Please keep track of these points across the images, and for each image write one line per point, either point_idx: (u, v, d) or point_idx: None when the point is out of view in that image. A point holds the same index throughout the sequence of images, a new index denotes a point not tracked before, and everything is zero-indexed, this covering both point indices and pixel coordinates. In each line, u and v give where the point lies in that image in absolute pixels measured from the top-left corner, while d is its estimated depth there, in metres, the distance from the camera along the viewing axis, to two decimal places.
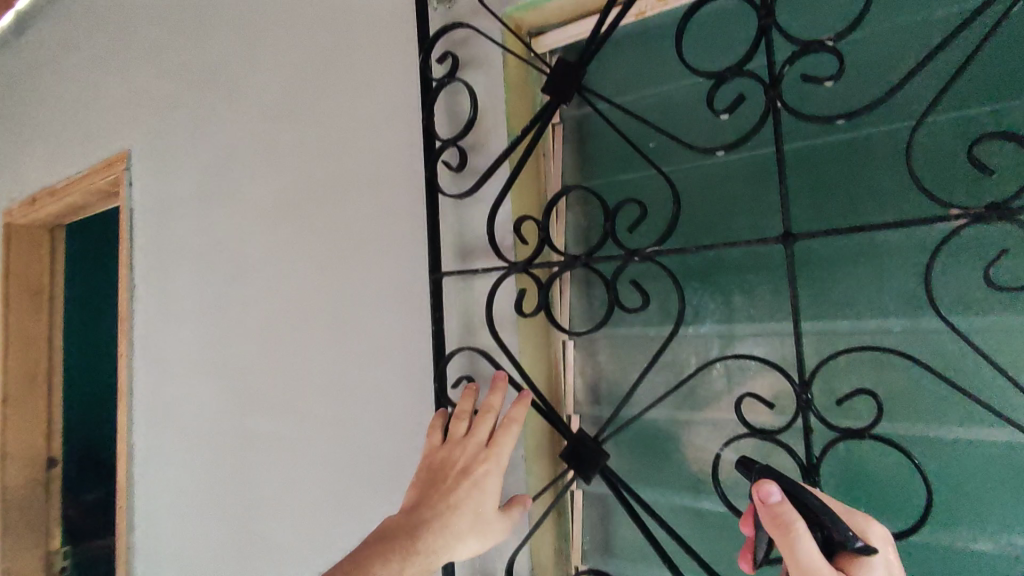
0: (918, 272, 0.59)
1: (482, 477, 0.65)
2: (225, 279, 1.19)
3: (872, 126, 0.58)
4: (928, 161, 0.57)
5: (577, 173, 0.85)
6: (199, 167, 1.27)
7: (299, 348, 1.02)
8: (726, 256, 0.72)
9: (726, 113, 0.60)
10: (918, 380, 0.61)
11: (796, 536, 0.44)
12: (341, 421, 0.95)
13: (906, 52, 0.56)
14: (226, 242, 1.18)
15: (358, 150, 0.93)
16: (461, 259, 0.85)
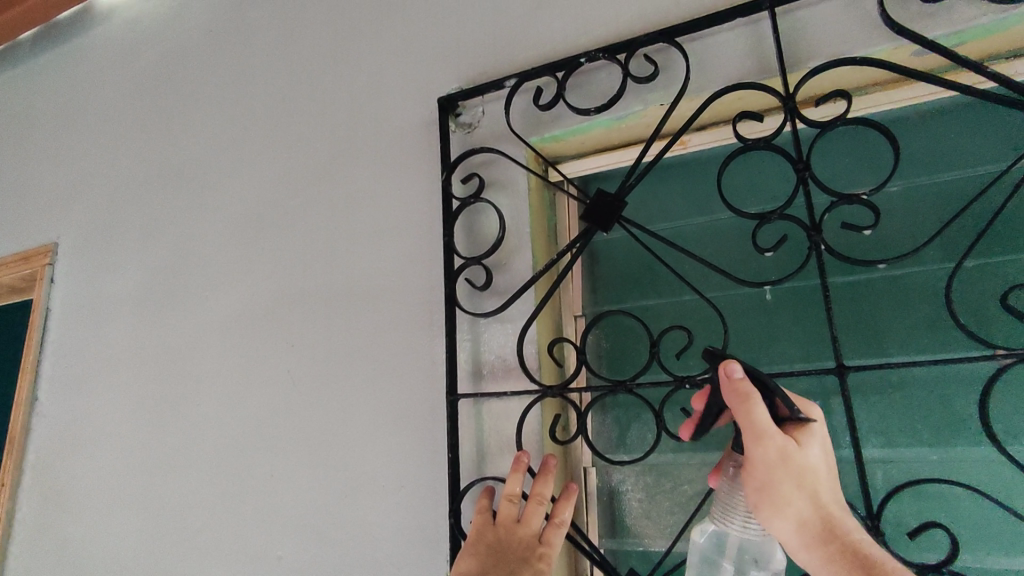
0: (964, 403, 0.60)
1: (543, 566, 0.62)
2: (169, 395, 1.02)
3: (907, 269, 0.63)
4: (967, 300, 0.60)
5: (600, 293, 0.82)
6: (143, 266, 1.13)
7: (271, 477, 0.89)
8: None
9: (771, 250, 0.63)
10: (989, 510, 0.58)
11: (750, 401, 0.50)
12: (323, 565, 0.82)
13: (933, 209, 0.62)
14: (180, 352, 1.03)
15: (364, 261, 0.89)
16: (475, 378, 0.80)
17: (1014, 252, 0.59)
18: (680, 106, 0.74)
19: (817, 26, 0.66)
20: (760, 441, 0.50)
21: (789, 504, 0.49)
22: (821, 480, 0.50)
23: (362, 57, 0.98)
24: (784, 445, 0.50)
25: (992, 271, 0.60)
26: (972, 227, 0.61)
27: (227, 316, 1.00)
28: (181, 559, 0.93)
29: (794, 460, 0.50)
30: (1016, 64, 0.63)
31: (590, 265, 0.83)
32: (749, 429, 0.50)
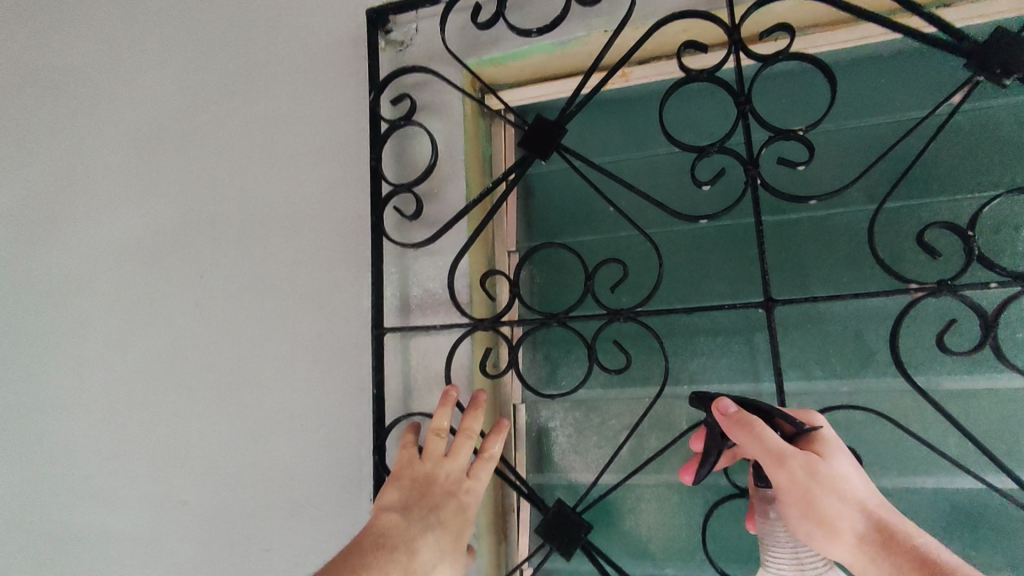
0: (873, 337, 0.64)
1: (468, 498, 0.60)
2: (53, 331, 0.91)
3: (835, 208, 0.64)
4: (887, 239, 0.62)
5: (536, 229, 0.80)
6: (16, 187, 0.98)
7: (174, 417, 0.82)
8: (694, 321, 0.70)
9: (708, 184, 0.62)
10: (888, 434, 0.62)
11: (756, 427, 0.50)
12: (234, 505, 0.77)
13: (865, 150, 0.63)
14: (64, 283, 0.92)
15: (281, 185, 0.82)
16: (403, 312, 0.76)
17: (933, 195, 0.61)
18: (625, 33, 0.71)
19: None
20: (782, 463, 0.49)
21: (838, 521, 0.48)
22: (857, 486, 0.49)
23: None
24: (807, 461, 0.49)
25: (913, 212, 0.62)
26: (897, 169, 0.63)
27: (122, 247, 0.89)
28: (72, 505, 0.85)
29: (821, 472, 0.49)
30: (950, 13, 0.64)
31: (525, 200, 0.80)
32: (767, 456, 0.49)
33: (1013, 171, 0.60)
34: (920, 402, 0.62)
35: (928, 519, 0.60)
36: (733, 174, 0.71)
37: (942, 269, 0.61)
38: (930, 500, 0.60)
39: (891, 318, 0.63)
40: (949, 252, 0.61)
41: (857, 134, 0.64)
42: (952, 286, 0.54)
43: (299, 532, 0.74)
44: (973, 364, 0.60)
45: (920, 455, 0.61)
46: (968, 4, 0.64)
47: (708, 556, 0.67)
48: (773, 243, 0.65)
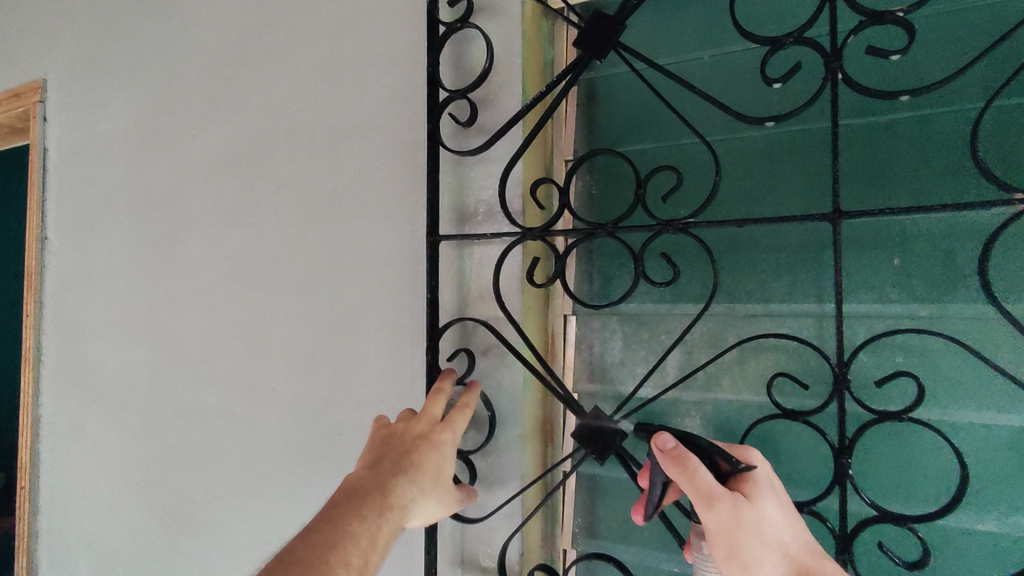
0: (958, 258, 0.56)
1: (442, 443, 0.63)
2: (165, 231, 1.02)
3: (934, 106, 0.55)
4: (991, 143, 0.53)
5: (593, 138, 0.76)
6: (134, 102, 1.08)
7: (263, 313, 0.91)
8: (756, 235, 0.65)
9: (779, 82, 0.56)
10: (963, 367, 0.56)
11: (693, 468, 0.49)
12: (312, 392, 0.86)
13: (980, 33, 0.53)
14: (172, 189, 1.02)
15: (348, 94, 0.83)
16: (459, 222, 0.77)
17: None
18: None
19: None
20: (712, 506, 0.49)
21: (760, 565, 0.49)
22: (780, 529, 0.50)
23: None
24: (737, 504, 0.49)
25: None
26: (1016, 57, 0.53)
27: (215, 158, 0.97)
28: (187, 383, 0.99)
29: (747, 517, 0.49)
30: None
31: (585, 106, 0.77)
32: (699, 497, 0.49)
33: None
34: (1008, 333, 0.55)
35: (1003, 458, 0.55)
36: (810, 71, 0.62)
37: None
38: (1008, 440, 0.55)
39: (984, 236, 0.55)
40: None
41: (968, 15, 0.53)
42: None
43: (365, 422, 0.81)
44: None
45: (1001, 391, 0.55)
46: None
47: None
48: (852, 148, 0.58)
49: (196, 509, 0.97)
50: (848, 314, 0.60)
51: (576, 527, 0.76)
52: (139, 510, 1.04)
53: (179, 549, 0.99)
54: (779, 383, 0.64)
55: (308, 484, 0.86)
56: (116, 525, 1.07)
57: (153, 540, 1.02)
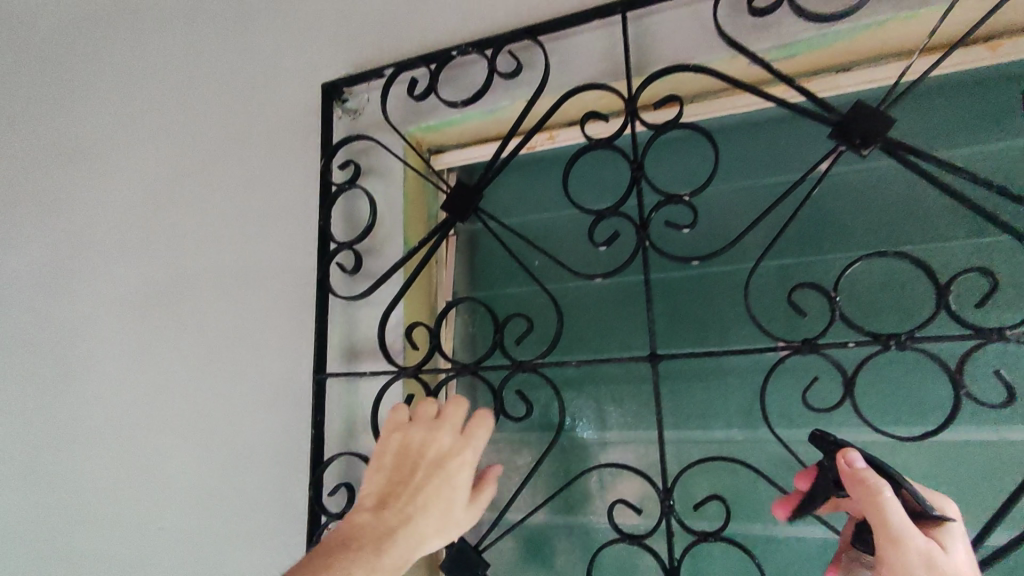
0: (752, 392, 0.67)
1: (456, 472, 0.59)
2: (49, 371, 1.01)
3: (716, 266, 0.70)
4: (760, 296, 0.67)
5: (467, 284, 0.86)
6: (30, 240, 1.10)
7: (149, 452, 0.90)
8: (599, 370, 0.74)
9: (603, 246, 0.67)
10: (760, 488, 0.66)
11: (885, 494, 0.45)
12: (195, 533, 0.84)
13: (741, 213, 0.69)
14: (62, 328, 1.02)
15: (246, 242, 0.91)
16: (347, 359, 0.83)
17: (801, 256, 0.67)
18: (542, 101, 0.78)
19: (667, 32, 0.71)
20: (899, 545, 0.43)
21: None
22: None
23: (255, 41, 0.99)
24: (931, 552, 0.43)
25: (786, 273, 0.67)
26: (770, 231, 0.68)
27: (113, 297, 0.99)
28: (60, 531, 0.94)
29: (939, 566, 0.43)
30: (842, 77, 0.69)
31: (459, 255, 0.87)
32: (885, 532, 0.44)
33: (888, 234, 0.64)
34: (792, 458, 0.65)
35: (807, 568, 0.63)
36: (628, 234, 0.75)
37: (809, 327, 0.65)
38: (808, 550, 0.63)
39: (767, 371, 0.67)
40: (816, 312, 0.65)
41: (730, 199, 0.70)
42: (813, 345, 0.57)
43: (247, 562, 0.81)
44: (836, 419, 0.63)
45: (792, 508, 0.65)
46: (861, 70, 0.68)
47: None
48: (661, 299, 0.71)
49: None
50: (673, 439, 0.70)
51: None
52: None
53: None
54: (623, 506, 0.72)
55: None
56: None
57: None
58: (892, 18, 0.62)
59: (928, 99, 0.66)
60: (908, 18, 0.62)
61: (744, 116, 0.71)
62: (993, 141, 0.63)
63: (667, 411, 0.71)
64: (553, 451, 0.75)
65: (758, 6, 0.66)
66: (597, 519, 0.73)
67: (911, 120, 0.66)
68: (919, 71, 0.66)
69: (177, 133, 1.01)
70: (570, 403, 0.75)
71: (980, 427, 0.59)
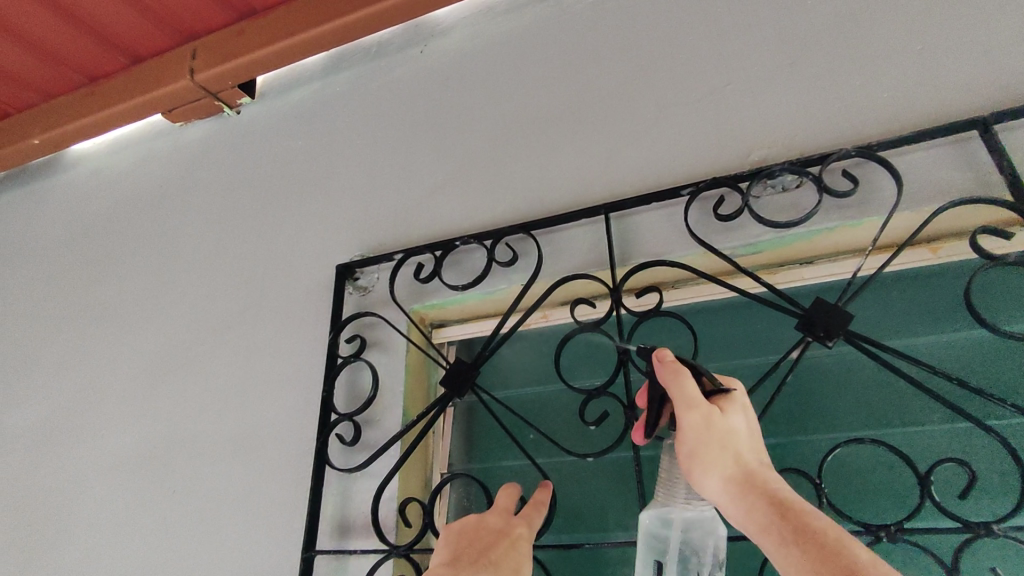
0: None
1: (520, 538, 0.61)
2: (46, 536, 1.01)
3: None
4: None
5: (465, 456, 0.87)
6: (50, 401, 1.15)
7: None
8: (595, 554, 0.73)
9: (593, 425, 0.70)
10: None
11: (681, 374, 0.57)
12: None
13: None
14: (65, 492, 1.03)
15: (252, 408, 0.94)
16: (337, 534, 0.81)
17: (788, 437, 0.69)
18: (537, 285, 0.85)
19: (645, 230, 0.80)
20: (689, 408, 0.55)
21: (713, 464, 0.53)
22: (746, 442, 0.55)
23: (283, 223, 1.11)
24: (712, 412, 0.56)
25: (774, 454, 0.69)
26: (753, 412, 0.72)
27: (118, 468, 1.00)
28: None
29: (718, 424, 0.55)
30: (805, 269, 0.77)
31: (456, 426, 0.89)
32: (680, 400, 0.56)
33: (862, 416, 0.67)
34: None
35: None
36: (617, 413, 0.79)
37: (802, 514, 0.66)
38: None
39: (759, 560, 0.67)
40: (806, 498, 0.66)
41: None
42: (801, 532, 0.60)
43: None
44: None
45: None
46: (821, 264, 0.76)
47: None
48: (654, 476, 0.73)
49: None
50: None
51: None
52: None
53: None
54: None
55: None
56: None
57: None
58: (840, 225, 0.71)
59: (885, 292, 0.73)
60: (853, 226, 0.71)
61: (720, 303, 0.79)
62: (948, 331, 0.69)
63: None
64: None
65: (721, 212, 0.76)
66: None
67: (871, 309, 0.73)
68: (874, 266, 0.74)
69: (203, 302, 1.09)
70: None
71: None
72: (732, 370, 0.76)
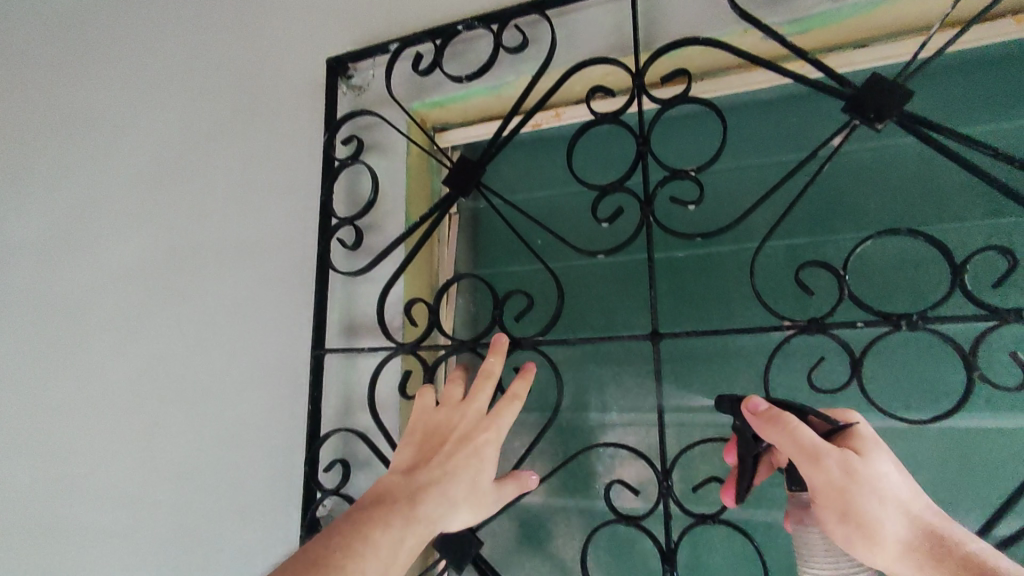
0: (755, 374, 0.67)
1: (484, 444, 0.58)
2: (42, 339, 0.99)
3: (722, 245, 0.69)
4: (766, 275, 0.66)
5: (471, 262, 0.85)
6: (21, 206, 1.07)
7: (144, 423, 0.89)
8: (601, 349, 0.74)
9: (606, 222, 0.66)
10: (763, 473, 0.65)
11: (791, 425, 0.48)
12: (190, 503, 0.84)
13: (744, 192, 0.69)
14: (57, 297, 1.00)
15: (247, 215, 0.90)
16: (346, 335, 0.82)
17: (811, 235, 0.65)
18: (549, 77, 0.76)
19: (676, 5, 0.69)
20: (818, 462, 0.47)
21: (880, 526, 0.46)
22: (898, 486, 0.47)
23: (263, 14, 0.98)
24: (846, 458, 0.47)
25: (795, 253, 0.65)
26: (777, 210, 0.67)
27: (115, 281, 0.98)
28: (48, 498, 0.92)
29: (859, 472, 0.47)
30: (855, 53, 0.67)
31: (461, 233, 0.86)
32: (801, 454, 0.48)
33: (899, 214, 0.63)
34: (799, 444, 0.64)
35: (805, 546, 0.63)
36: (630, 215, 0.75)
37: (814, 307, 0.63)
38: None
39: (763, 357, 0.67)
40: (823, 290, 0.63)
41: (735, 178, 0.70)
42: (820, 323, 0.56)
43: (241, 533, 0.80)
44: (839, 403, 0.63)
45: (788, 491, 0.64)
46: (877, 45, 0.66)
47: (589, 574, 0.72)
48: (666, 277, 0.71)
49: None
50: (672, 420, 0.69)
51: None
52: None
53: None
54: (622, 488, 0.72)
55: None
56: None
57: None
58: None
59: (944, 79, 0.64)
60: None
61: (753, 95, 0.70)
62: (1014, 119, 0.61)
63: (668, 389, 0.70)
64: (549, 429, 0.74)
65: None
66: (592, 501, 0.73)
67: (926, 97, 0.65)
68: (938, 46, 0.64)
69: (182, 104, 1.00)
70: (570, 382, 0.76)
71: (982, 418, 0.58)
72: (760, 169, 0.69)
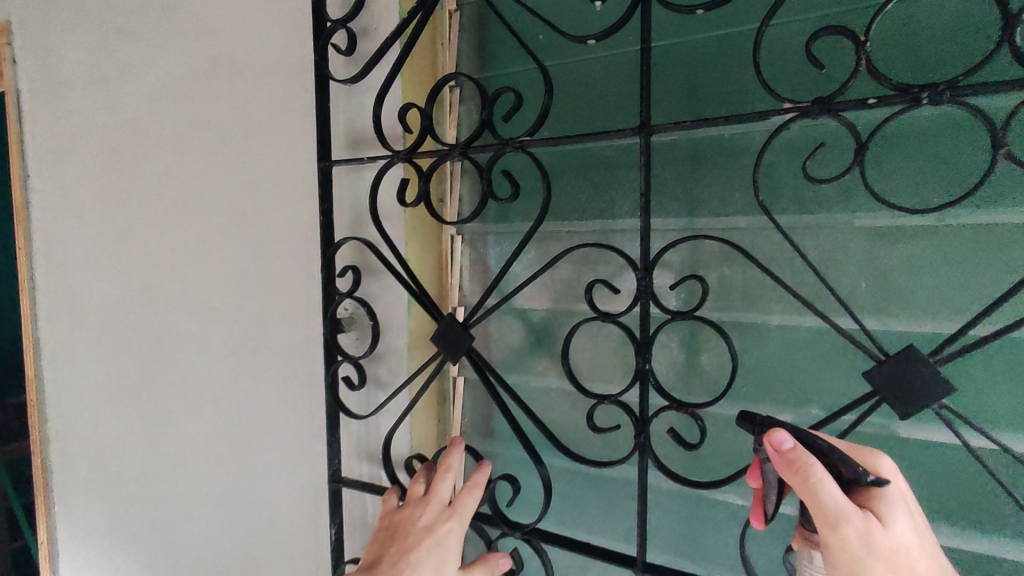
0: (747, 169, 0.63)
1: (444, 534, 0.64)
2: (79, 158, 1.04)
3: (728, 26, 0.62)
4: (771, 54, 0.60)
5: (470, 66, 0.81)
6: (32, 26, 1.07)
7: (175, 236, 0.95)
8: (594, 153, 0.73)
9: (600, 1, 0.58)
10: (751, 277, 0.64)
11: (815, 479, 0.42)
12: (227, 307, 0.91)
13: None
14: (81, 117, 1.03)
15: (236, 20, 0.84)
16: (351, 147, 0.82)
17: (822, 8, 0.57)
18: None
19: None
20: (836, 527, 0.42)
21: None
22: (915, 561, 0.43)
23: None
24: (868, 528, 0.43)
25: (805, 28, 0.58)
26: None
27: (120, 91, 0.97)
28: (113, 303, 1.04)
29: (879, 543, 0.42)
30: None
31: (463, 34, 0.81)
32: (821, 516, 0.43)
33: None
34: (789, 248, 0.61)
35: (789, 348, 0.63)
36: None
37: (822, 86, 0.58)
38: (789, 336, 0.63)
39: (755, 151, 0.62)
40: (834, 65, 0.58)
41: None
42: (831, 104, 0.48)
43: (276, 334, 0.88)
44: (844, 200, 0.58)
45: (777, 295, 0.63)
46: None
47: (579, 368, 0.77)
48: (666, 68, 0.66)
49: (145, 445, 1.04)
50: (665, 224, 0.67)
51: (467, 426, 0.87)
52: (82, 420, 1.12)
53: (121, 448, 1.07)
54: (604, 291, 0.75)
55: (235, 406, 0.92)
56: (61, 434, 1.14)
57: (100, 446, 1.10)
58: None
59: None
60: None
61: None
62: None
63: (661, 193, 0.68)
64: (539, 236, 0.77)
65: None
66: (578, 306, 0.76)
67: None
68: None
69: None
70: (564, 187, 0.75)
71: (987, 213, 0.53)
72: None
